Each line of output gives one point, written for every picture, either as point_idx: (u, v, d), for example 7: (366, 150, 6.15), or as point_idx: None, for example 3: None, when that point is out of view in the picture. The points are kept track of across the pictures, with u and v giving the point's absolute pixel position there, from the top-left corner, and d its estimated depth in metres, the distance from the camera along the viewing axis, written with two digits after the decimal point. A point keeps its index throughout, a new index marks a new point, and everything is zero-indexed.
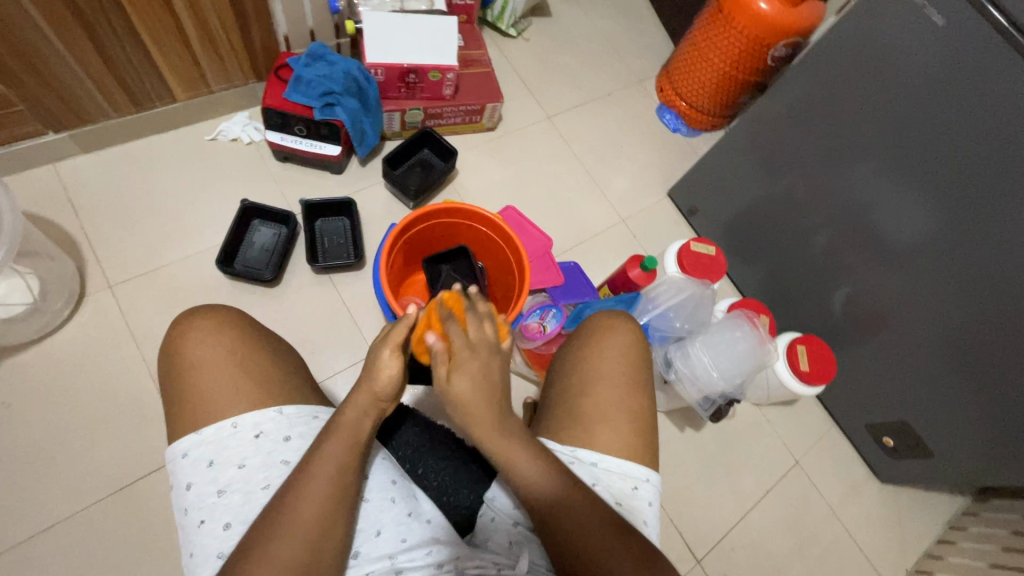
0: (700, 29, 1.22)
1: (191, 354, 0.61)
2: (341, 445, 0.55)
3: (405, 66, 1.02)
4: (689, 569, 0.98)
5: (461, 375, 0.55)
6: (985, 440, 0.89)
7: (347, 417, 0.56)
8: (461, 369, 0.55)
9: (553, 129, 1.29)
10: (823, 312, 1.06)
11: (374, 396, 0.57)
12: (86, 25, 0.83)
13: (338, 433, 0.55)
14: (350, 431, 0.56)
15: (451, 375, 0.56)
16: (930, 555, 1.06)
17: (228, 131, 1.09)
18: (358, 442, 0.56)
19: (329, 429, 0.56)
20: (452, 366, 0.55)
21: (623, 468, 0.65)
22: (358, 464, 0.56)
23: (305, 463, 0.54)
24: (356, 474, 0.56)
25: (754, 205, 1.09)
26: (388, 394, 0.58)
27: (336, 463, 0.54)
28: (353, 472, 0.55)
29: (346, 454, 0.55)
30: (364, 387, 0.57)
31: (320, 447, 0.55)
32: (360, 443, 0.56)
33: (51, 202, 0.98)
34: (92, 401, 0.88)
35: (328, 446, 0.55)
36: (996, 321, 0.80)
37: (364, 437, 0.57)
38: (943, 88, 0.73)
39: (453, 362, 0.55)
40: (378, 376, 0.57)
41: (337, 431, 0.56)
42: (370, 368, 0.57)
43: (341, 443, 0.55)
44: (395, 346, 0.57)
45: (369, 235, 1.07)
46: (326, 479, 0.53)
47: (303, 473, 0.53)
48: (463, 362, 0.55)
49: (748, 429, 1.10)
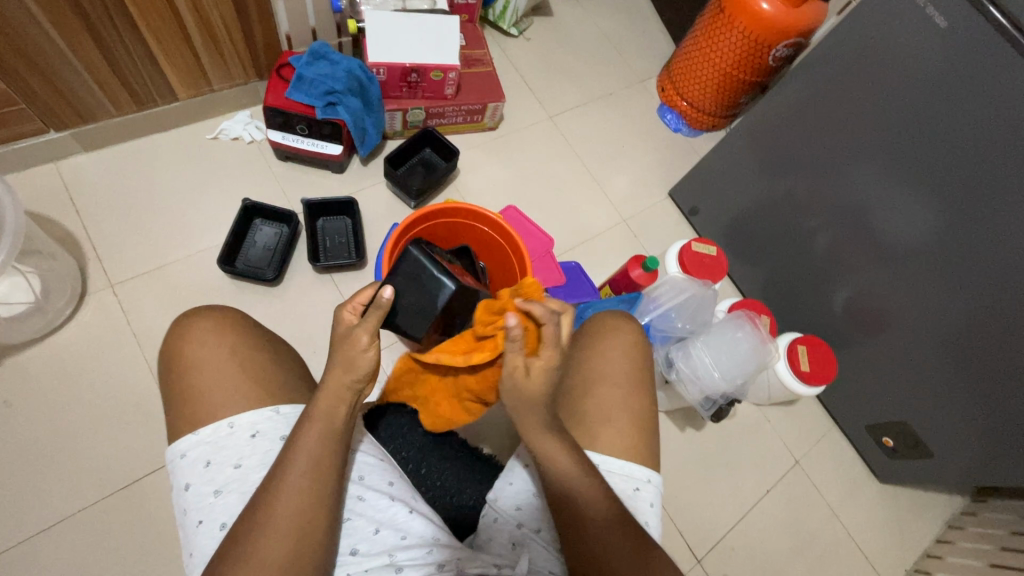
0: (701, 29, 1.22)
1: (192, 353, 0.61)
2: (317, 433, 0.55)
3: (407, 65, 1.01)
4: (689, 568, 0.98)
5: (538, 371, 0.56)
6: (984, 440, 0.89)
7: (321, 405, 0.56)
8: (543, 368, 0.56)
9: (554, 128, 1.29)
10: (824, 312, 1.06)
11: (344, 382, 0.56)
12: (88, 24, 0.83)
13: (313, 420, 0.55)
14: (324, 419, 0.55)
15: (534, 368, 0.56)
16: (929, 555, 1.06)
17: (229, 130, 1.09)
18: (333, 432, 0.55)
19: (304, 416, 0.56)
20: (534, 362, 0.55)
21: (625, 469, 0.65)
22: (338, 455, 0.56)
23: (286, 450, 0.54)
24: (336, 466, 0.55)
25: (755, 205, 1.09)
26: (362, 378, 0.57)
27: (314, 460, 0.54)
28: (334, 461, 0.55)
29: (319, 444, 0.54)
30: (336, 371, 0.56)
31: (295, 439, 0.54)
32: (337, 435, 0.56)
33: (53, 200, 0.98)
34: (94, 400, 0.88)
35: (302, 439, 0.54)
36: (996, 322, 0.80)
37: (339, 427, 0.56)
38: (945, 89, 0.73)
39: (537, 360, 0.56)
40: (353, 364, 0.55)
41: (312, 419, 0.55)
42: (342, 353, 0.56)
43: (316, 431, 0.55)
44: (371, 334, 0.55)
45: (371, 234, 1.07)
46: (308, 469, 0.53)
47: (285, 463, 0.53)
48: (548, 360, 0.56)
49: (748, 429, 1.10)
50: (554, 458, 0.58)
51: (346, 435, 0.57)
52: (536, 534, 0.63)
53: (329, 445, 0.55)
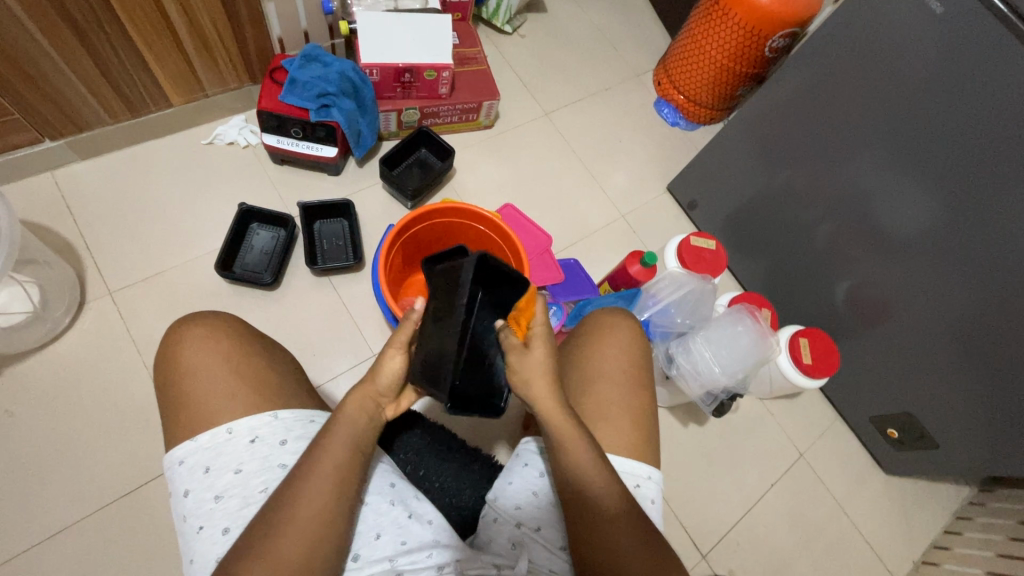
0: (697, 20, 1.21)
1: (187, 361, 0.61)
2: (343, 437, 0.56)
3: (399, 65, 1.01)
4: (694, 565, 0.97)
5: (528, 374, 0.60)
6: (989, 430, 0.88)
7: (349, 410, 0.57)
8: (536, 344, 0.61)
9: (550, 125, 1.28)
10: (826, 304, 1.05)
11: (372, 393, 0.59)
12: (79, 31, 0.83)
13: (339, 427, 0.56)
14: (352, 424, 0.57)
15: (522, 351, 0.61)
16: (936, 546, 1.05)
17: (224, 135, 1.09)
18: (358, 440, 0.57)
19: (330, 425, 0.56)
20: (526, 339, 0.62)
21: (623, 466, 0.64)
22: (358, 461, 0.56)
23: (308, 454, 0.55)
24: (355, 473, 0.55)
25: (754, 197, 1.08)
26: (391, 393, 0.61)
27: (332, 467, 0.54)
28: (351, 465, 0.55)
29: (344, 450, 0.55)
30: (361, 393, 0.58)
31: (316, 446, 0.55)
32: (360, 443, 0.57)
33: (50, 209, 0.98)
34: (94, 407, 0.89)
35: (328, 445, 0.55)
36: (1001, 311, 0.79)
37: (364, 434, 0.57)
38: (946, 77, 0.72)
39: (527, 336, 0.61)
40: (382, 373, 0.59)
41: (339, 425, 0.56)
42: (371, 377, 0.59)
43: (342, 434, 0.56)
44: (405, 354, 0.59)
45: (368, 236, 1.07)
46: (331, 475, 0.54)
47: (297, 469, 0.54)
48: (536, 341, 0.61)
49: (751, 423, 1.09)
50: (581, 457, 0.58)
51: (369, 443, 0.58)
52: (538, 533, 0.62)
53: (354, 451, 0.56)
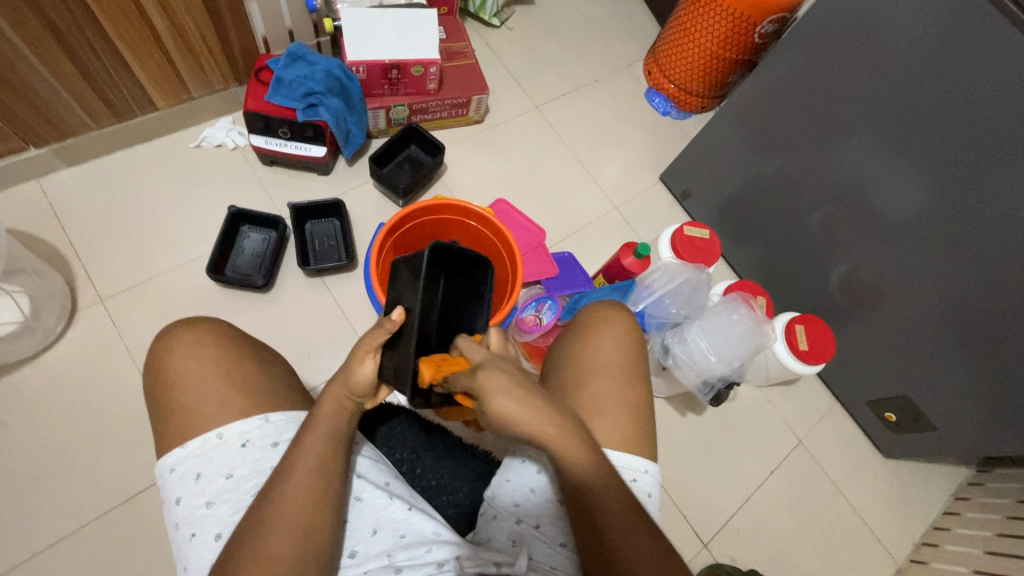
0: (686, 8, 1.20)
1: (176, 369, 0.60)
2: (322, 432, 0.56)
3: (386, 62, 1.00)
4: (695, 555, 0.97)
5: (500, 397, 0.56)
6: (987, 412, 0.88)
7: (325, 408, 0.57)
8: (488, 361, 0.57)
9: (541, 118, 1.28)
10: (821, 291, 1.05)
11: (347, 391, 0.58)
12: (60, 38, 0.82)
13: (319, 422, 0.56)
14: (329, 420, 0.57)
15: (477, 365, 0.57)
16: (935, 528, 1.06)
17: (211, 137, 1.08)
18: (337, 433, 0.57)
19: (310, 421, 0.56)
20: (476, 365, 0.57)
21: (622, 460, 0.64)
22: (341, 454, 0.56)
23: (290, 453, 0.55)
24: (338, 465, 0.56)
25: (747, 185, 1.08)
26: (363, 391, 0.59)
27: (317, 460, 0.54)
28: (337, 460, 0.56)
29: (325, 444, 0.55)
30: (335, 387, 0.58)
31: (301, 438, 0.55)
32: (340, 436, 0.57)
33: (37, 218, 0.97)
34: (89, 415, 0.88)
35: (308, 440, 0.55)
36: (998, 289, 0.78)
37: (341, 430, 0.58)
38: (934, 57, 0.71)
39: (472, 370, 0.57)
40: (352, 376, 0.58)
41: (318, 420, 0.57)
42: (343, 369, 0.59)
43: (322, 432, 0.56)
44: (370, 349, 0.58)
45: (359, 235, 1.07)
46: (313, 467, 0.54)
47: (286, 473, 0.53)
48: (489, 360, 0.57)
49: (749, 410, 1.10)
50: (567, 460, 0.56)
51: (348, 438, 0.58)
52: (537, 530, 0.62)
53: (334, 445, 0.56)
